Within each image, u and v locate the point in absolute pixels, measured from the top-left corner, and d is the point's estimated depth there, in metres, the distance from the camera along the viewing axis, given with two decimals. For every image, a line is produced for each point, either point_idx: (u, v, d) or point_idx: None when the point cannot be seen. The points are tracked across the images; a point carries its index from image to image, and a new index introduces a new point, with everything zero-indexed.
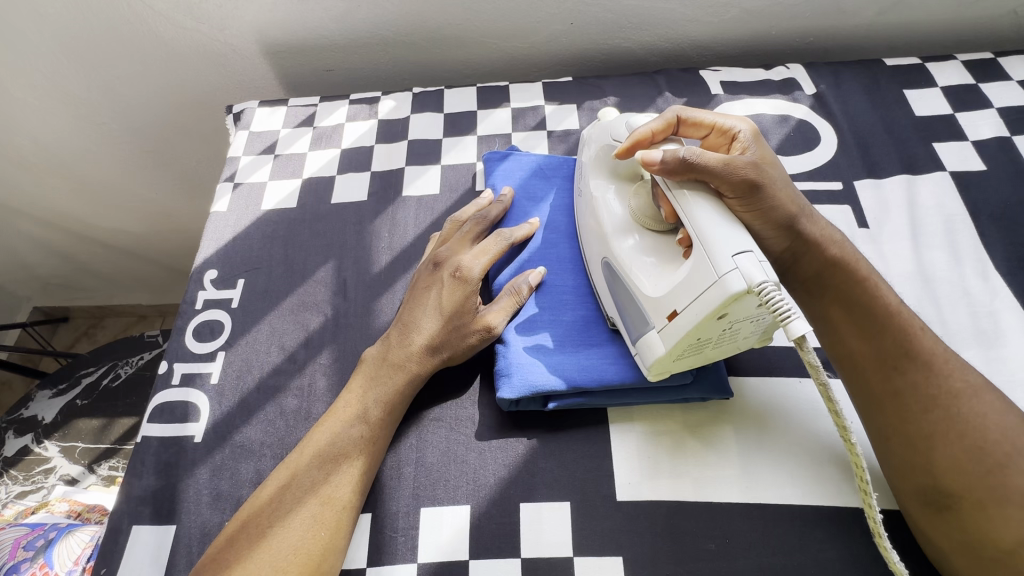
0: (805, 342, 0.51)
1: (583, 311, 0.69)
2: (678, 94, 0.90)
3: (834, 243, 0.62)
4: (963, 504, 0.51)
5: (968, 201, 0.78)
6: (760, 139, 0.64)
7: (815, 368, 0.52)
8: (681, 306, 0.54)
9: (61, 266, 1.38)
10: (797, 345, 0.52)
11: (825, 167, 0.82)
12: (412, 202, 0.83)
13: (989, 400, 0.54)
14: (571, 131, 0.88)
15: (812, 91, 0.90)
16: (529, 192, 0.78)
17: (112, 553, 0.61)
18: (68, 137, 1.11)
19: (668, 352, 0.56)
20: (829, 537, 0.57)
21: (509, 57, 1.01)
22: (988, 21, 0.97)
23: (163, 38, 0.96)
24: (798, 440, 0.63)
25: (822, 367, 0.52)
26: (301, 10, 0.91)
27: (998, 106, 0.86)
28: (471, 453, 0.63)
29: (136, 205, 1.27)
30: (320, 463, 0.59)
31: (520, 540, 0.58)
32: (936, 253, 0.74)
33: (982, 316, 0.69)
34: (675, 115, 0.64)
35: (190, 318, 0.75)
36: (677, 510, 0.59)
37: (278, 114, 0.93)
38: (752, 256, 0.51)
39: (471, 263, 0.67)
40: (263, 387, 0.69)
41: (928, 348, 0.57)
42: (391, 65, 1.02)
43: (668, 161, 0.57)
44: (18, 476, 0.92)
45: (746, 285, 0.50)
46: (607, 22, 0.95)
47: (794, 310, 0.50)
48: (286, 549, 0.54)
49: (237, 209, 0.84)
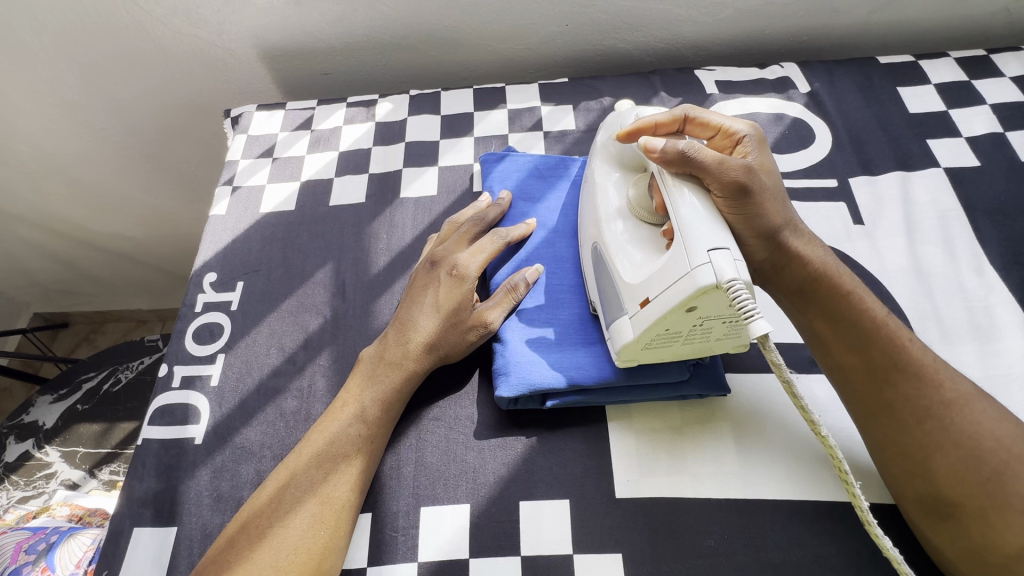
0: (768, 341, 0.51)
1: (581, 308, 0.69)
2: (673, 94, 0.91)
3: (817, 256, 0.62)
4: (966, 513, 0.52)
5: (963, 197, 0.78)
6: (763, 146, 0.65)
7: (777, 366, 0.52)
8: (653, 294, 0.55)
9: (61, 271, 1.38)
10: (762, 343, 0.52)
11: (821, 164, 0.83)
12: (410, 203, 0.83)
13: (983, 409, 0.54)
14: (567, 132, 0.88)
15: (806, 90, 0.91)
16: (526, 192, 0.79)
17: (113, 556, 0.61)
18: (67, 142, 1.11)
19: (636, 340, 0.57)
20: (828, 533, 0.58)
21: (505, 59, 1.02)
22: (980, 18, 0.98)
23: (162, 44, 0.97)
24: (794, 437, 0.63)
25: (785, 365, 0.52)
26: (299, 15, 0.92)
27: (992, 103, 0.86)
28: (471, 451, 0.63)
29: (135, 209, 1.27)
30: (319, 463, 0.59)
31: (520, 538, 0.58)
32: (931, 249, 0.74)
33: (978, 310, 0.69)
34: (684, 112, 0.65)
35: (190, 321, 0.76)
36: (675, 507, 0.59)
37: (276, 118, 0.94)
38: (726, 253, 0.51)
39: (468, 262, 0.68)
40: (263, 389, 0.69)
41: (916, 358, 0.57)
42: (387, 69, 1.03)
43: (668, 152, 0.58)
44: (20, 481, 0.92)
45: (715, 280, 0.50)
46: (603, 23, 0.96)
47: (758, 310, 0.49)
48: (286, 548, 0.54)
49: (237, 212, 0.84)
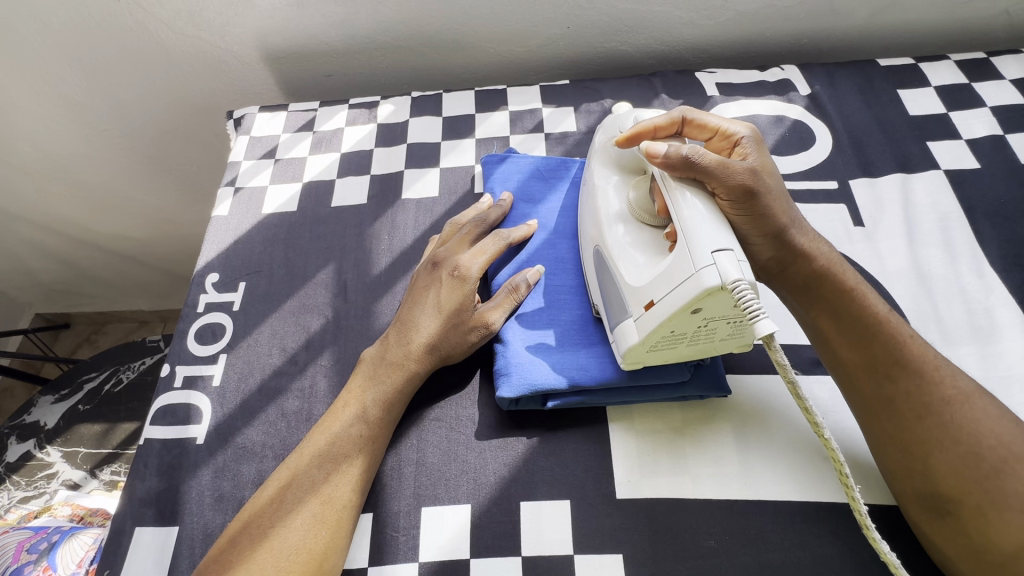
0: (773, 340, 0.53)
1: (581, 310, 0.69)
2: (675, 96, 0.91)
3: (821, 254, 0.62)
4: (965, 511, 0.52)
5: (963, 198, 0.78)
6: (762, 147, 0.65)
7: (783, 367, 0.53)
8: (658, 296, 0.55)
9: (62, 271, 1.38)
10: (766, 343, 0.53)
11: (821, 166, 0.83)
12: (411, 205, 0.83)
13: (983, 405, 0.54)
14: (568, 133, 0.89)
15: (807, 92, 0.91)
16: (527, 194, 0.79)
17: (114, 556, 0.61)
18: (69, 142, 1.12)
19: (641, 342, 0.57)
20: (828, 533, 0.58)
21: (506, 61, 1.02)
22: (980, 21, 0.98)
23: (165, 46, 0.98)
24: (793, 438, 0.63)
25: (791, 366, 0.54)
26: (300, 16, 0.92)
27: (992, 105, 0.87)
28: (471, 452, 0.63)
29: (136, 209, 1.28)
30: (321, 463, 0.59)
31: (521, 539, 0.58)
32: (932, 251, 0.74)
33: (978, 312, 0.69)
34: (681, 114, 0.65)
35: (192, 321, 0.76)
36: (676, 507, 0.59)
37: (278, 119, 0.94)
38: (730, 254, 0.52)
39: (470, 263, 0.68)
40: (264, 389, 0.70)
41: (917, 356, 0.57)
42: (389, 72, 1.03)
43: (671, 156, 0.58)
44: (21, 481, 0.92)
45: (721, 281, 0.50)
46: (603, 25, 0.96)
47: (763, 309, 0.51)
48: (286, 549, 0.54)
49: (239, 213, 0.85)
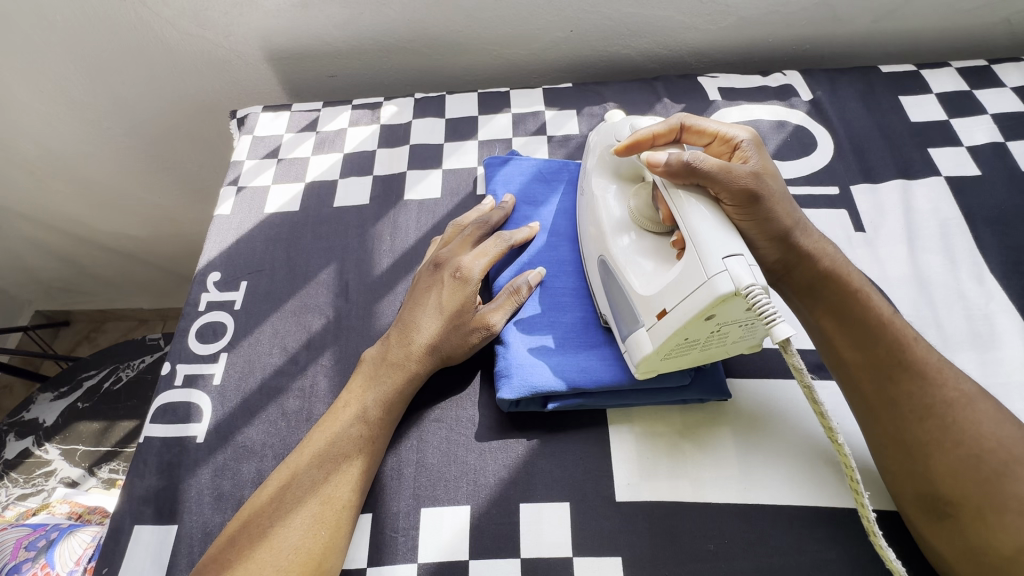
0: (789, 343, 0.52)
1: (582, 313, 0.70)
2: (676, 101, 0.91)
3: (826, 255, 0.62)
4: (965, 513, 0.52)
5: (963, 205, 0.79)
6: (761, 149, 0.65)
7: (799, 370, 0.53)
8: (670, 305, 0.55)
9: (63, 269, 1.39)
10: (782, 347, 0.53)
11: (823, 171, 0.83)
12: (413, 206, 0.83)
13: (985, 408, 0.55)
14: (570, 136, 0.89)
15: (808, 98, 0.91)
16: (529, 196, 0.79)
17: (113, 553, 0.61)
18: (71, 139, 1.12)
19: (656, 351, 0.57)
20: (828, 538, 0.58)
21: (510, 64, 1.02)
22: (981, 29, 0.98)
23: (169, 46, 0.98)
24: (793, 443, 0.63)
25: (807, 370, 0.53)
26: (305, 18, 0.93)
27: (992, 113, 0.87)
28: (471, 453, 0.63)
29: (138, 208, 1.28)
30: (320, 463, 0.59)
31: (520, 540, 0.58)
32: (932, 256, 0.74)
33: (977, 318, 0.69)
34: (680, 121, 0.65)
35: (193, 319, 0.76)
36: (675, 511, 0.59)
37: (281, 119, 0.94)
38: (742, 259, 0.52)
39: (471, 264, 0.68)
40: (264, 388, 0.70)
41: (921, 357, 0.57)
42: (393, 73, 1.04)
43: (672, 164, 0.58)
44: (19, 479, 0.92)
45: (734, 287, 0.50)
46: (606, 30, 0.96)
47: (779, 313, 0.51)
48: (286, 548, 0.54)
49: (241, 212, 0.85)
